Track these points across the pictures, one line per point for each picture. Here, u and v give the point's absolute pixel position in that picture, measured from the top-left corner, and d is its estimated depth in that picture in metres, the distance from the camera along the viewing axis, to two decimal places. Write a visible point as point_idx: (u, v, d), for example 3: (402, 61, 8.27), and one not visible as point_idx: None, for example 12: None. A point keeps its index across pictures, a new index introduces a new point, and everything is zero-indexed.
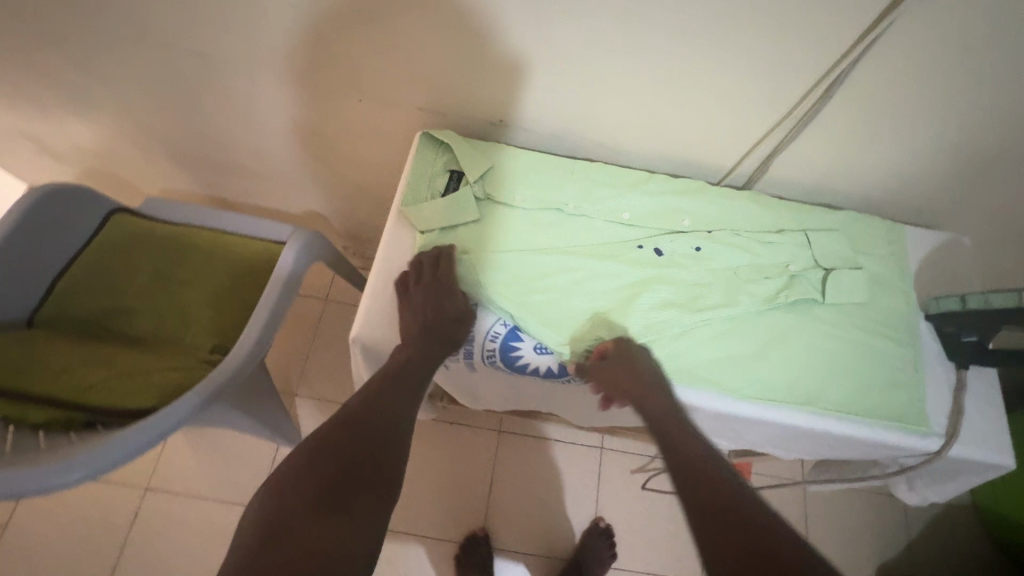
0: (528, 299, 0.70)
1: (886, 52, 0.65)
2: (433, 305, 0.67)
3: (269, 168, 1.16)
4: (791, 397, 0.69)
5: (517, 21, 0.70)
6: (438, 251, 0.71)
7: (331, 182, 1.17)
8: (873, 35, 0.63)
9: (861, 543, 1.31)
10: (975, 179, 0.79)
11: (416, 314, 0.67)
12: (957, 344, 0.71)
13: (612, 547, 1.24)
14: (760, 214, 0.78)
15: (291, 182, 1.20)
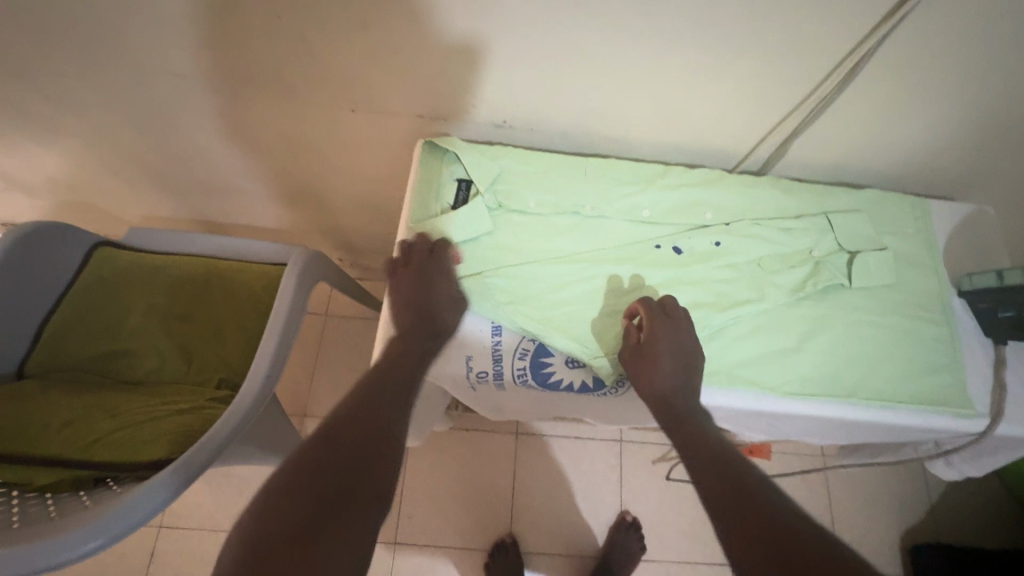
0: (554, 313, 0.66)
1: (914, 28, 0.62)
2: (422, 287, 0.65)
3: (257, 187, 1.11)
4: (831, 390, 0.67)
5: (523, 16, 0.66)
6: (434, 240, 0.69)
7: (325, 195, 1.12)
8: (903, 12, 0.60)
9: (885, 513, 1.32)
10: (997, 148, 0.77)
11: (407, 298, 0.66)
12: (993, 321, 0.69)
13: (641, 540, 1.23)
14: (780, 202, 0.75)
15: (283, 199, 1.15)
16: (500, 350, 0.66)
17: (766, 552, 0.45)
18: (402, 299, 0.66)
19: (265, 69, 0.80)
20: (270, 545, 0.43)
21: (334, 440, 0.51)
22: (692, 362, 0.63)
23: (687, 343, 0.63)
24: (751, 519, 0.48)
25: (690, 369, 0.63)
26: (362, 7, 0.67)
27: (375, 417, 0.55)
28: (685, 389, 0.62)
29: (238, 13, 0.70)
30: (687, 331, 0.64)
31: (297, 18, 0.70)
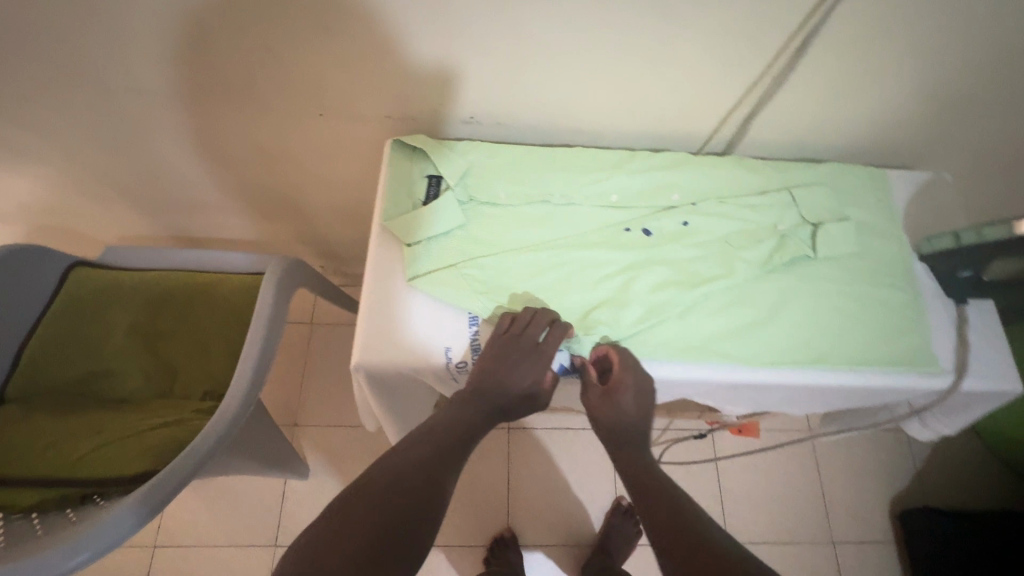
0: (530, 300, 0.68)
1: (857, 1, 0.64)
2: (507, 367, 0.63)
3: (233, 200, 1.11)
4: (802, 358, 0.69)
5: (481, 11, 0.67)
6: (534, 311, 0.66)
7: (302, 204, 1.12)
8: None
9: (875, 482, 1.35)
10: (948, 115, 0.80)
11: (487, 367, 0.64)
12: (953, 281, 0.72)
13: (636, 525, 1.24)
14: (744, 180, 0.78)
15: (260, 211, 1.15)
16: (477, 339, 0.67)
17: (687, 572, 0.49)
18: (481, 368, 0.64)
19: (230, 79, 0.80)
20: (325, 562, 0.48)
21: (391, 482, 0.55)
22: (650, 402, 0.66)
23: (644, 387, 0.65)
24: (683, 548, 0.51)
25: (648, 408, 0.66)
26: (322, 10, 0.68)
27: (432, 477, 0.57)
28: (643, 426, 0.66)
29: (197, 22, 0.70)
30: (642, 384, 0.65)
31: (259, 26, 0.71)
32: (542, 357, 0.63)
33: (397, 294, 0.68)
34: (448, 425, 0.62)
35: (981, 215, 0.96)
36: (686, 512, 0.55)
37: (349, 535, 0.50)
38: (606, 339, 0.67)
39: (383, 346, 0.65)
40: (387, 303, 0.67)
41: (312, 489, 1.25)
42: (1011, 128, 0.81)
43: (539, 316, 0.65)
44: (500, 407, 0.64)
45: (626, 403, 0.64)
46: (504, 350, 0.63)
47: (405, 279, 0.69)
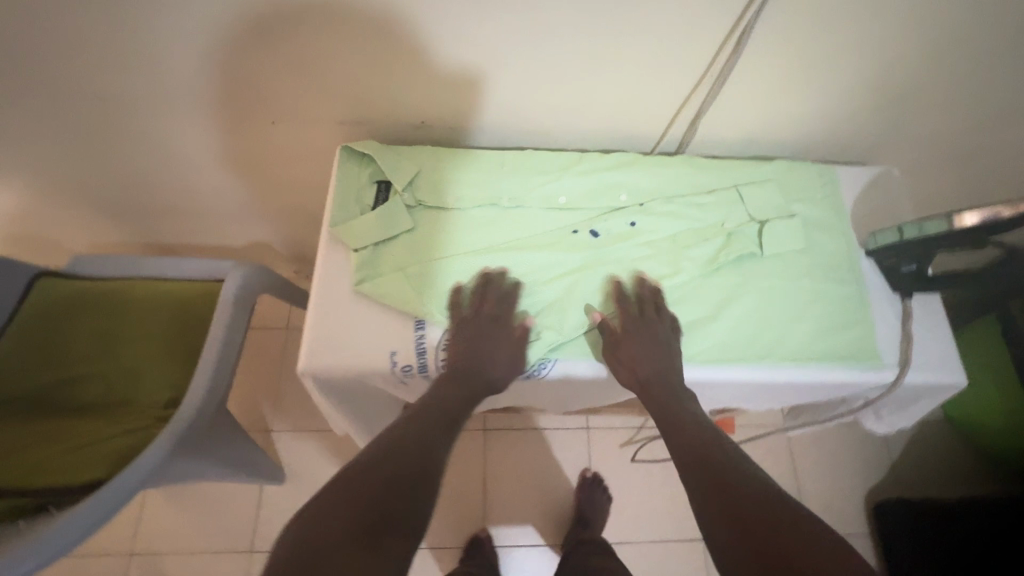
0: (484, 271, 0.70)
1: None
2: (480, 336, 0.65)
3: (201, 207, 1.11)
4: (748, 354, 0.69)
5: (418, 14, 0.67)
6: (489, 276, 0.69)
7: (267, 210, 1.12)
8: None
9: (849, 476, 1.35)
10: (893, 110, 0.81)
11: (462, 340, 0.65)
12: (898, 276, 0.72)
13: (604, 490, 1.29)
14: (692, 179, 0.78)
15: (227, 217, 1.15)
16: (423, 343, 0.67)
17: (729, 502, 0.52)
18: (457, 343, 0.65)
19: (181, 85, 0.80)
20: (322, 543, 0.46)
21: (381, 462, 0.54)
22: (667, 354, 0.66)
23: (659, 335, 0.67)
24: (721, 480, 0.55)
25: (668, 360, 0.66)
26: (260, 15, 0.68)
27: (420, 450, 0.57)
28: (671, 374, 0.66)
29: (138, 32, 0.71)
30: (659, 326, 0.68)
31: (201, 30, 0.71)
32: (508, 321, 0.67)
33: (344, 300, 0.68)
34: (444, 396, 0.63)
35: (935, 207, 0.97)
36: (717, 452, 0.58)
37: (340, 515, 0.48)
38: (550, 343, 0.67)
39: (330, 352, 0.66)
40: (334, 308, 0.68)
41: (288, 493, 1.26)
42: (957, 121, 0.82)
43: (495, 284, 0.69)
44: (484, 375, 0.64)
45: (642, 347, 0.66)
46: (479, 322, 0.66)
47: (352, 284, 0.69)
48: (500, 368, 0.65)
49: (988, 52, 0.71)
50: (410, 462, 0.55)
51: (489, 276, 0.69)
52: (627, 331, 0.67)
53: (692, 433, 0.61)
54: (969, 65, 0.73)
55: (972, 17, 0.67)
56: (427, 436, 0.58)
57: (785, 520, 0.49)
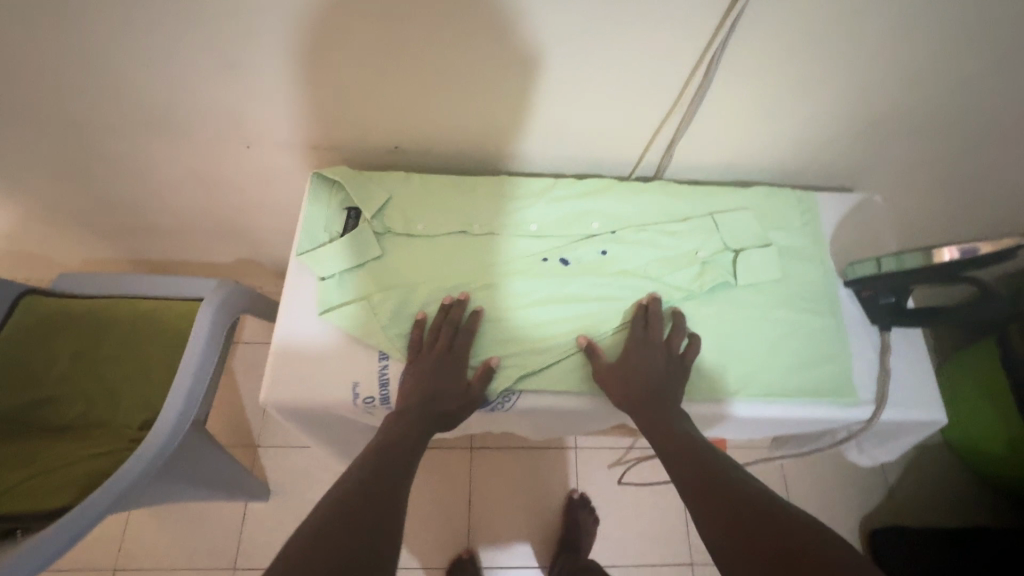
0: (446, 298, 0.69)
1: (748, 32, 0.63)
2: (442, 364, 0.64)
3: (187, 225, 1.12)
4: (720, 388, 0.68)
5: (381, 46, 0.66)
6: (446, 303, 0.68)
7: (251, 228, 1.13)
8: (732, 17, 0.61)
9: (846, 501, 1.31)
10: (872, 137, 0.79)
11: (423, 368, 0.64)
12: (876, 308, 0.70)
13: (593, 513, 1.27)
14: (667, 207, 0.77)
15: (214, 236, 1.16)
16: (386, 375, 0.66)
17: (724, 500, 0.52)
18: (418, 370, 0.64)
19: (155, 113, 0.80)
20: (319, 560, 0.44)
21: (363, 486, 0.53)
22: (658, 371, 0.65)
23: (650, 356, 0.65)
24: (709, 480, 0.54)
25: (659, 377, 0.64)
26: (224, 47, 0.67)
27: (394, 474, 0.56)
28: (663, 399, 0.64)
29: (108, 64, 0.71)
30: (653, 346, 0.66)
31: (170, 64, 0.71)
32: (466, 348, 0.66)
33: (308, 331, 0.68)
34: (407, 428, 0.60)
35: (920, 229, 0.95)
36: (699, 452, 0.58)
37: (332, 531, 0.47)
38: (514, 377, 0.66)
39: (292, 383, 0.65)
40: (298, 338, 0.67)
41: (273, 511, 1.25)
42: (942, 147, 0.79)
43: (453, 310, 0.67)
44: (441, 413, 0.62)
45: (637, 361, 0.65)
46: (439, 351, 0.65)
47: (317, 313, 0.69)
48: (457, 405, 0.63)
49: (968, 79, 0.69)
50: (384, 487, 0.54)
51: (448, 303, 0.68)
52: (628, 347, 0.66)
53: (674, 440, 0.60)
54: (951, 90, 0.71)
55: (949, 44, 0.65)
56: (394, 465, 0.56)
57: (780, 509, 0.49)
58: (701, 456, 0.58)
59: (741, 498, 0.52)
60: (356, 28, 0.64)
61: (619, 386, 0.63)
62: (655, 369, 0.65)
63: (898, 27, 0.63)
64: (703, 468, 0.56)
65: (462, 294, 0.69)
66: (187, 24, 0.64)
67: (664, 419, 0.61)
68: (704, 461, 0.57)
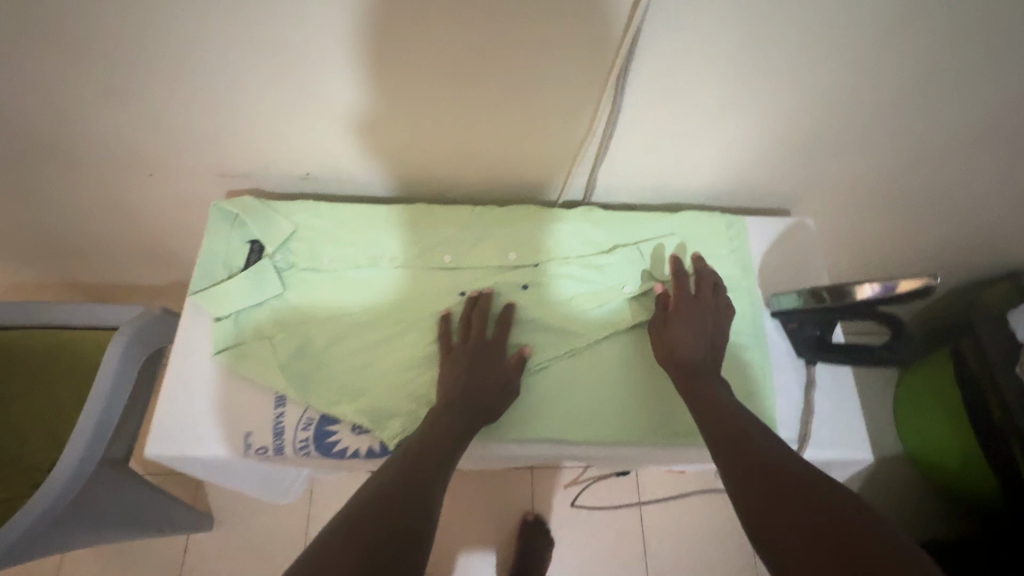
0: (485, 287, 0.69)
1: (652, 51, 0.59)
2: (479, 351, 0.62)
3: (95, 259, 1.03)
4: (639, 429, 0.64)
5: (260, 69, 0.60)
6: (476, 294, 0.67)
7: (168, 260, 1.05)
8: (631, 37, 0.56)
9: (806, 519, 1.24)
10: (802, 157, 0.76)
11: (461, 357, 0.62)
12: (800, 341, 0.68)
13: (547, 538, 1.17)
14: (590, 236, 0.74)
15: (127, 268, 1.08)
16: (282, 422, 0.62)
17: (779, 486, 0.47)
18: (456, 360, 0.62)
19: (26, 144, 0.72)
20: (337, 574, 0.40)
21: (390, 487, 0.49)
22: (716, 338, 0.64)
23: (709, 325, 0.64)
24: (759, 464, 0.50)
25: (716, 342, 0.64)
26: (86, 73, 0.61)
27: (425, 471, 0.52)
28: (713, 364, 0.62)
29: None
30: (712, 313, 0.65)
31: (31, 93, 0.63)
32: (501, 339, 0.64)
33: (200, 375, 0.64)
34: (443, 420, 0.57)
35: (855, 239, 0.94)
36: (748, 432, 0.54)
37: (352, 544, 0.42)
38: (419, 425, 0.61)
39: (179, 434, 0.61)
40: (189, 383, 0.63)
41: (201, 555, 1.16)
42: (871, 163, 0.77)
43: (483, 304, 0.66)
44: (484, 401, 0.60)
45: (695, 326, 0.64)
46: (479, 334, 0.64)
47: (211, 354, 0.64)
48: (498, 393, 0.61)
49: (894, 98, 0.66)
50: (412, 486, 0.50)
51: (478, 295, 0.67)
52: (681, 309, 0.65)
53: (722, 419, 0.56)
54: (880, 107, 0.67)
55: (872, 60, 0.61)
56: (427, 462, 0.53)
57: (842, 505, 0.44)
58: (750, 438, 0.53)
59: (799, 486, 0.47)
60: (229, 52, 0.58)
61: (676, 353, 0.62)
62: (712, 336, 0.64)
63: (817, 42, 0.59)
64: (749, 449, 0.52)
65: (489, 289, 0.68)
66: (41, 51, 0.58)
67: (708, 390, 0.59)
68: (756, 443, 0.52)
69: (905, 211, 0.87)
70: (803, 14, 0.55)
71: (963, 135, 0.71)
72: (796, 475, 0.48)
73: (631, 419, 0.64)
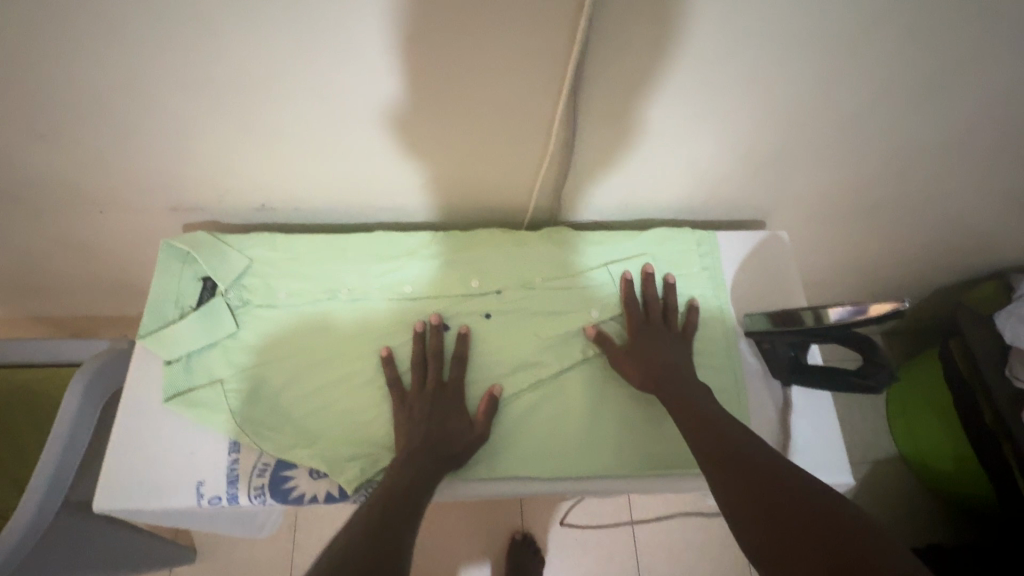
0: (440, 314, 0.67)
1: (603, 67, 0.57)
2: (436, 387, 0.62)
3: (53, 301, 1.00)
4: (609, 461, 0.61)
5: (203, 93, 0.59)
6: (423, 330, 0.65)
7: (129, 297, 1.01)
8: (580, 54, 0.54)
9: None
10: (770, 168, 0.74)
11: (417, 395, 0.61)
12: (775, 363, 0.65)
13: (539, 555, 1.13)
14: (556, 258, 0.71)
15: (88, 308, 1.04)
16: (236, 470, 0.59)
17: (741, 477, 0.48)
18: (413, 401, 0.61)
19: None
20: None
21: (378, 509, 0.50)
22: (679, 347, 0.64)
23: (669, 337, 0.65)
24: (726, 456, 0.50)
25: (680, 351, 0.64)
26: (23, 106, 0.59)
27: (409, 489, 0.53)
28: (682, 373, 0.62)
29: None
30: (668, 323, 0.66)
31: None
32: (452, 374, 0.63)
33: (151, 423, 0.61)
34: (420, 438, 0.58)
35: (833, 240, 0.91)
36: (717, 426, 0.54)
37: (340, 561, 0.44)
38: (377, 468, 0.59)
39: (128, 485, 0.58)
40: (139, 432, 0.60)
41: None
42: (840, 170, 0.75)
43: (433, 336, 0.64)
44: (451, 451, 0.58)
45: (657, 341, 0.64)
46: (431, 375, 0.62)
47: (162, 400, 0.62)
48: (466, 443, 0.59)
49: (857, 104, 0.64)
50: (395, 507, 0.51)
51: (423, 329, 0.65)
52: (640, 328, 0.65)
53: (692, 416, 0.56)
54: (845, 113, 0.65)
55: (829, 68, 0.59)
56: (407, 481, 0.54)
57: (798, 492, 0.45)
58: (717, 432, 0.53)
59: (759, 475, 0.47)
60: (166, 79, 0.57)
61: (646, 370, 0.62)
62: (676, 348, 0.64)
63: (772, 49, 0.57)
64: (715, 442, 0.52)
65: (437, 315, 0.66)
66: None
67: (680, 398, 0.58)
68: (722, 437, 0.52)
69: (881, 213, 0.85)
70: (752, 24, 0.54)
71: (929, 134, 0.69)
72: (757, 466, 0.48)
73: (601, 450, 0.62)
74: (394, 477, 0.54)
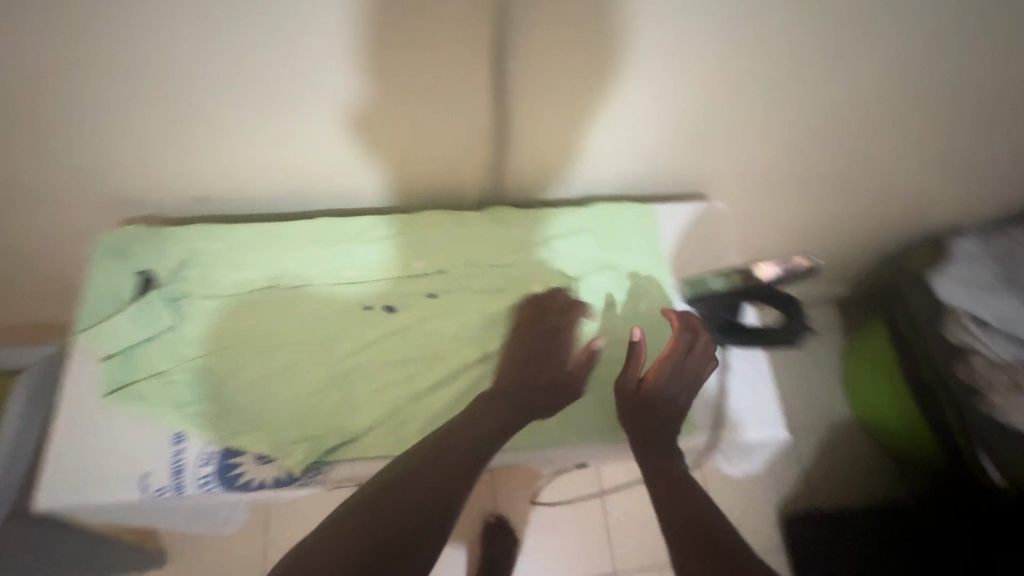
0: (385, 296, 0.68)
1: (527, 42, 0.57)
2: (546, 353, 0.63)
3: None
4: (558, 430, 0.62)
5: (122, 77, 0.58)
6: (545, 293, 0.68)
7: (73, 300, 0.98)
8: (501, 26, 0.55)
9: (769, 479, 1.16)
10: (705, 141, 0.76)
11: (520, 360, 0.63)
12: (713, 324, 0.69)
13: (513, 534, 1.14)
14: (498, 237, 0.72)
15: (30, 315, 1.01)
16: (180, 460, 0.58)
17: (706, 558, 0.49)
18: (515, 362, 0.63)
19: None
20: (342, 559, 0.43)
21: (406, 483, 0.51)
22: (688, 392, 0.63)
23: (685, 381, 0.63)
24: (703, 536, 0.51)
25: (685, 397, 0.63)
26: None
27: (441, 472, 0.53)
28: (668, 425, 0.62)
29: None
30: (694, 364, 0.64)
31: None
32: (566, 339, 0.65)
33: (89, 417, 0.60)
34: (480, 419, 0.59)
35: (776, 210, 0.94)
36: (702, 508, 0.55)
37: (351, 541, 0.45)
38: (325, 451, 0.59)
39: (68, 481, 0.57)
40: (78, 429, 0.60)
41: None
42: (773, 141, 0.77)
43: (554, 300, 0.67)
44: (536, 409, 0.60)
45: (667, 381, 0.63)
46: (538, 333, 0.64)
47: (101, 395, 0.61)
48: (551, 400, 0.61)
49: (779, 74, 0.66)
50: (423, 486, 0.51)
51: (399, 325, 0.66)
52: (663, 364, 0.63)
53: (677, 488, 0.57)
54: (768, 83, 0.67)
55: (745, 41, 0.62)
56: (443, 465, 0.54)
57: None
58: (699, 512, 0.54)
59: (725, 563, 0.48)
60: (84, 69, 0.56)
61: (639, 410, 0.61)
62: (682, 396, 0.63)
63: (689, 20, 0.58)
64: (693, 526, 0.52)
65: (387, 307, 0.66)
66: None
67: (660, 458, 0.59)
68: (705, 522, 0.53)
69: (818, 181, 0.88)
70: None
71: (851, 101, 0.72)
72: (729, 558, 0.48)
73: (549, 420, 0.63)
74: (433, 452, 0.55)
